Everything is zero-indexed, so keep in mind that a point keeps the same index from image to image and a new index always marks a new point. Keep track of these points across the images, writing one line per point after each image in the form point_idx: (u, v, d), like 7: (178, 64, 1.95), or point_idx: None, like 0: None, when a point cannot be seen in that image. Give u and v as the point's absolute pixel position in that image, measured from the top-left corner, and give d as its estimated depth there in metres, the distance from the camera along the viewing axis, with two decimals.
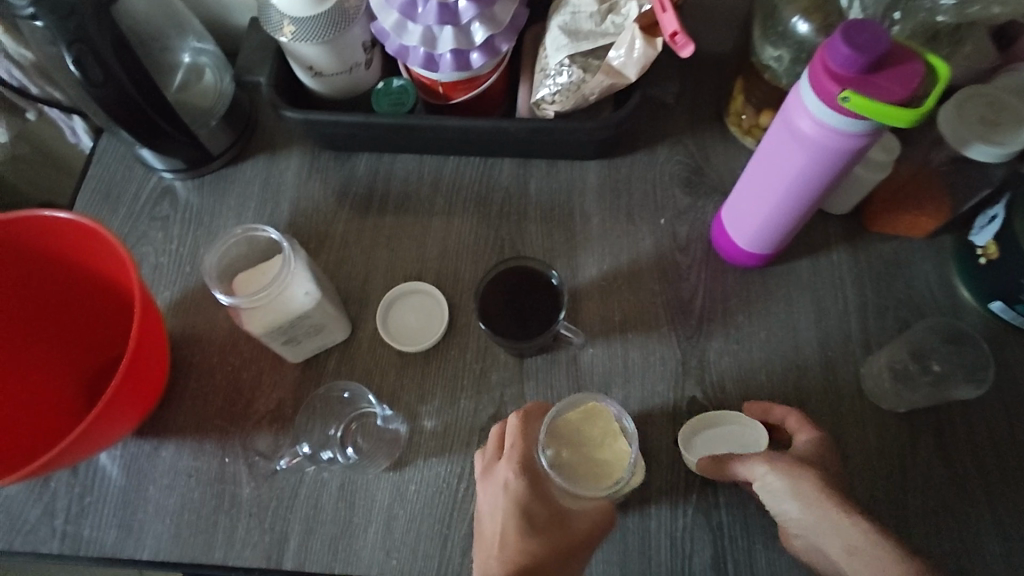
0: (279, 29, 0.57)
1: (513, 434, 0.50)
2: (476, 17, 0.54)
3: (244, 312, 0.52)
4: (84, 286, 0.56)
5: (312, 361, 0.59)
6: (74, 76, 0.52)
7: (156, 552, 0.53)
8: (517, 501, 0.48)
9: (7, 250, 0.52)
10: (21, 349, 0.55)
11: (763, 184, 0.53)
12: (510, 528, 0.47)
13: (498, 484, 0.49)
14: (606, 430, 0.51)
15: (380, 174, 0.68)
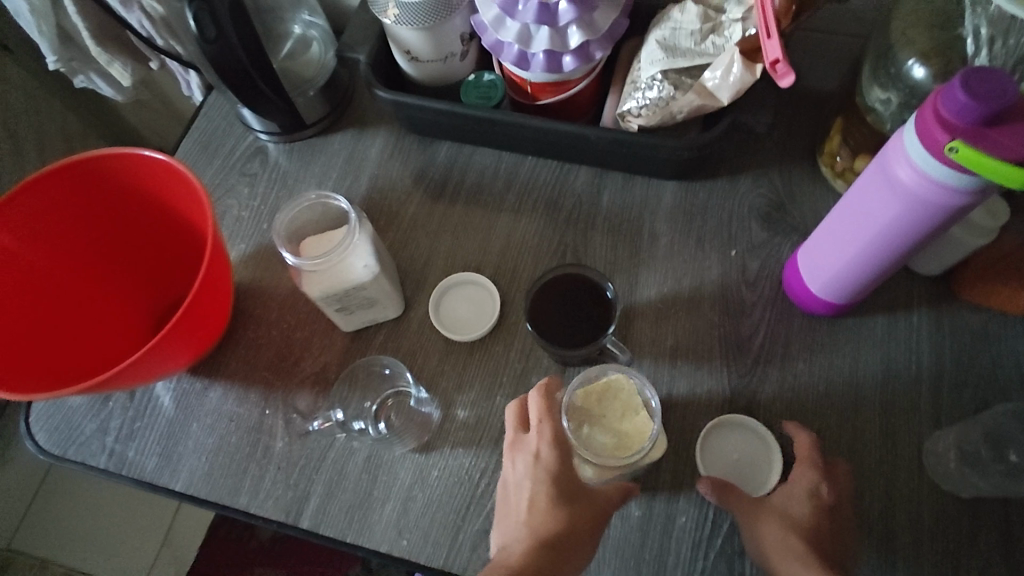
0: (384, 11, 0.59)
1: (542, 408, 0.48)
2: (574, 21, 0.54)
3: (304, 274, 0.54)
4: (166, 224, 0.60)
5: (361, 332, 0.60)
6: (192, 32, 0.55)
7: (189, 485, 0.56)
8: (547, 475, 0.46)
9: (103, 182, 0.56)
10: (104, 274, 0.60)
11: (841, 206, 0.50)
12: (540, 498, 0.46)
13: (527, 455, 0.48)
14: (627, 404, 0.50)
15: (457, 164, 0.69)
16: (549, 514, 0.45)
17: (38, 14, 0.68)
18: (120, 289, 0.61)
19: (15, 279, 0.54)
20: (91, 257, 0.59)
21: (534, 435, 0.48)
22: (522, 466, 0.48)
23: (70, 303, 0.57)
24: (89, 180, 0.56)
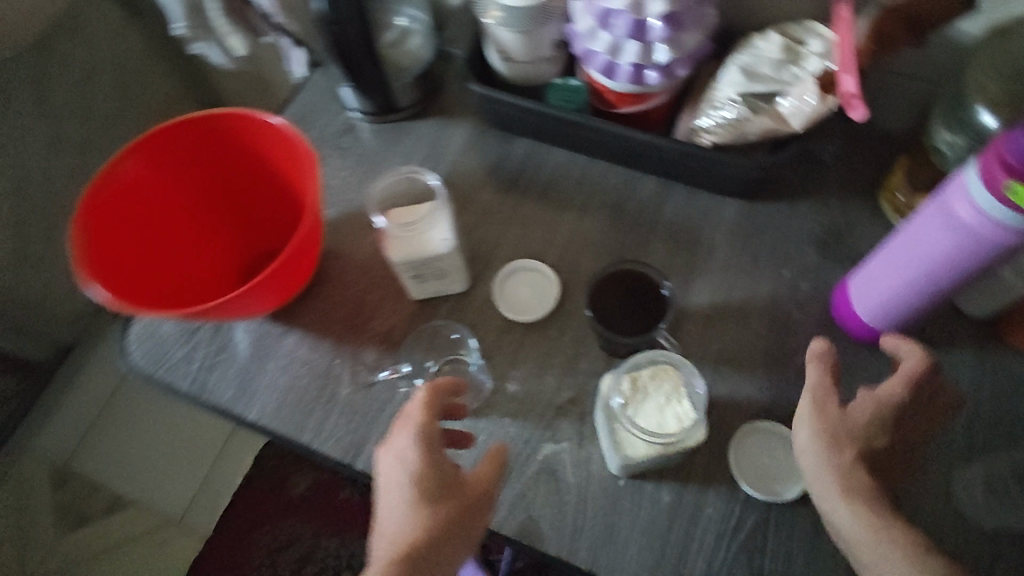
0: (487, 13, 0.65)
1: (416, 412, 0.50)
2: (664, 40, 0.58)
3: (390, 235, 0.58)
4: (270, 181, 0.65)
5: (429, 302, 0.66)
6: (319, 11, 0.62)
7: (260, 417, 0.61)
8: (420, 482, 0.48)
9: (221, 134, 0.61)
10: (209, 214, 0.66)
11: (900, 229, 0.52)
12: (407, 501, 0.48)
13: (398, 455, 0.50)
14: (672, 391, 0.52)
15: (532, 160, 0.74)
16: (415, 517, 0.48)
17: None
18: (214, 231, 0.67)
19: (133, 213, 0.59)
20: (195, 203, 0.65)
21: (404, 444, 0.49)
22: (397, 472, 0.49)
23: (172, 239, 0.63)
24: (209, 134, 0.60)
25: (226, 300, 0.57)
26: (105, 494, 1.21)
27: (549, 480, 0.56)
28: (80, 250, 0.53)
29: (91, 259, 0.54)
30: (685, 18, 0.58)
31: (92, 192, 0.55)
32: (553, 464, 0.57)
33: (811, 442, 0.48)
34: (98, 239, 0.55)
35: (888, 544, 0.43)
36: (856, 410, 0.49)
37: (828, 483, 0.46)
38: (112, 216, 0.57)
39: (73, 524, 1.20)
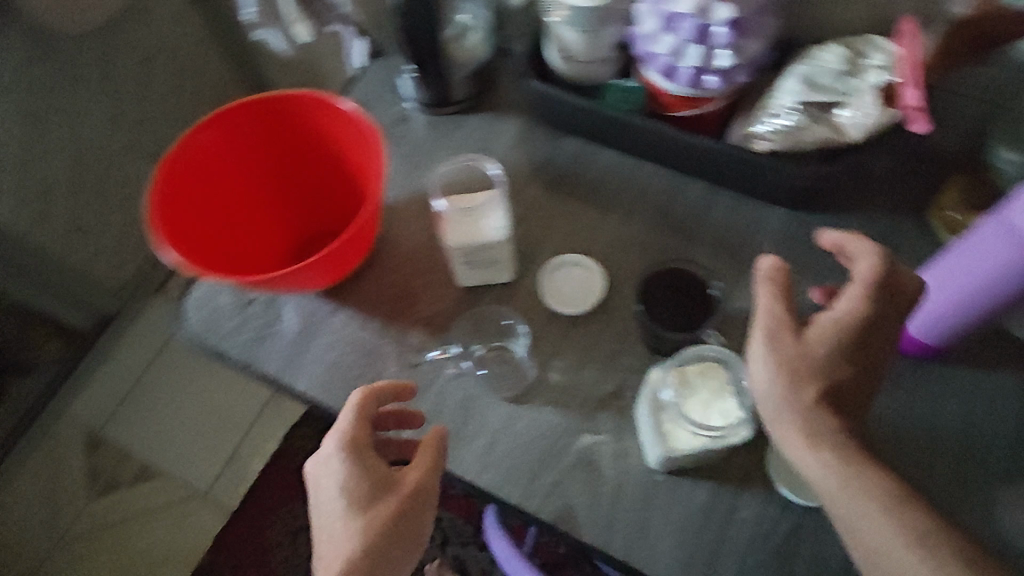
0: (553, 12, 0.66)
1: (345, 420, 0.53)
2: (727, 45, 0.59)
3: (448, 216, 0.60)
4: (334, 164, 0.66)
5: (475, 289, 0.67)
6: None
7: (308, 388, 0.63)
8: (351, 494, 0.51)
9: (293, 114, 0.62)
10: (270, 188, 0.68)
11: (958, 241, 0.51)
12: (339, 512, 0.50)
13: (327, 468, 0.52)
14: (720, 386, 0.53)
15: (582, 158, 0.75)
16: (347, 527, 0.50)
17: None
18: (272, 204, 0.69)
19: (207, 181, 0.61)
20: (264, 180, 0.67)
21: (331, 458, 0.52)
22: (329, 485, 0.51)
23: (234, 209, 0.65)
24: (282, 113, 0.62)
25: (285, 275, 0.59)
26: (134, 464, 1.24)
27: (586, 469, 0.57)
28: (155, 209, 0.56)
29: (163, 222, 0.56)
30: (749, 24, 0.59)
31: (173, 156, 0.57)
32: (591, 455, 0.58)
33: (771, 376, 0.49)
34: (173, 202, 0.58)
35: (856, 492, 0.45)
36: (813, 333, 0.50)
37: (785, 420, 0.48)
38: (188, 181, 0.59)
39: (100, 490, 1.22)
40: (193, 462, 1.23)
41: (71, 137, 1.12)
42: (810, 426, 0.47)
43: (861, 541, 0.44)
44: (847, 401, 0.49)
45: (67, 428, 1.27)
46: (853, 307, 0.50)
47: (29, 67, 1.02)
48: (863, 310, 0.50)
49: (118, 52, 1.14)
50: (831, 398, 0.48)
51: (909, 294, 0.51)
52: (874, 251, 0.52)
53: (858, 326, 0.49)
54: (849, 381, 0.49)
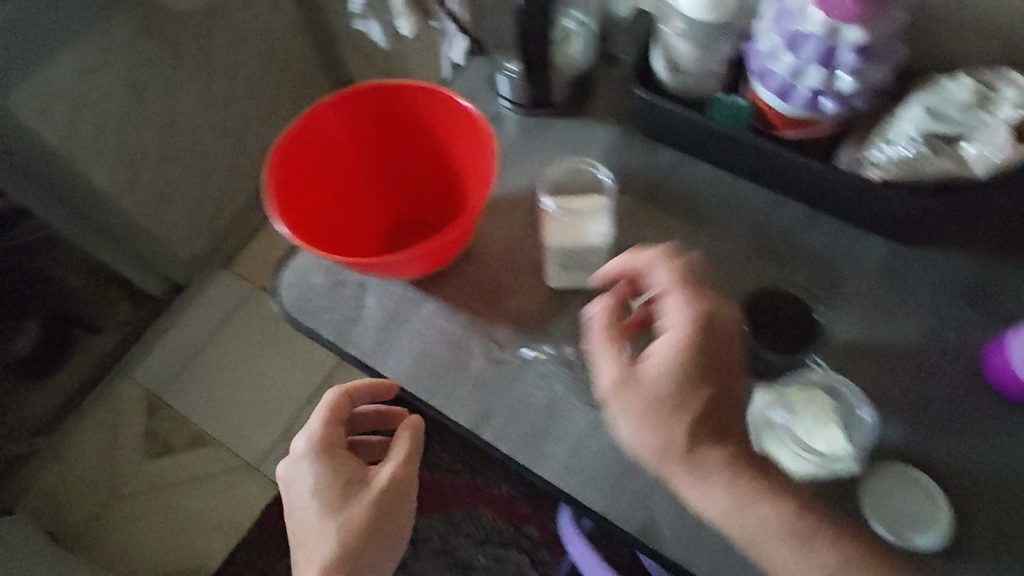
0: (670, 24, 0.67)
1: (314, 426, 0.63)
2: (852, 70, 0.58)
3: (552, 216, 0.61)
4: (438, 156, 0.68)
5: (564, 292, 0.67)
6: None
7: (395, 374, 0.64)
8: (326, 497, 0.60)
9: (407, 104, 0.63)
10: (372, 173, 0.69)
11: None
12: (316, 508, 0.60)
13: (300, 470, 0.61)
14: (822, 417, 0.56)
15: (677, 171, 0.75)
16: (324, 522, 0.60)
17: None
18: (372, 188, 0.70)
19: (322, 159, 0.63)
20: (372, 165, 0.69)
21: (304, 461, 0.61)
22: (304, 487, 0.61)
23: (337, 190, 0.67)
24: (397, 102, 0.63)
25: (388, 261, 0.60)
26: (190, 430, 1.27)
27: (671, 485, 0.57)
28: (273, 180, 0.57)
29: (278, 196, 0.58)
30: (878, 50, 0.57)
31: (293, 132, 0.59)
32: None
33: (633, 420, 0.54)
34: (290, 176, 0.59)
35: (759, 530, 0.52)
36: (650, 370, 0.54)
37: (669, 458, 0.53)
38: (303, 158, 0.61)
39: (156, 452, 1.25)
40: (245, 435, 1.26)
41: (169, 113, 1.15)
42: (689, 458, 0.53)
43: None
44: (714, 394, 0.54)
45: (130, 388, 1.31)
46: (669, 325, 0.55)
47: (145, 43, 1.05)
48: (686, 320, 0.54)
49: (218, 33, 1.17)
50: (700, 427, 0.54)
51: (699, 284, 0.56)
52: (661, 261, 0.57)
53: (684, 351, 0.53)
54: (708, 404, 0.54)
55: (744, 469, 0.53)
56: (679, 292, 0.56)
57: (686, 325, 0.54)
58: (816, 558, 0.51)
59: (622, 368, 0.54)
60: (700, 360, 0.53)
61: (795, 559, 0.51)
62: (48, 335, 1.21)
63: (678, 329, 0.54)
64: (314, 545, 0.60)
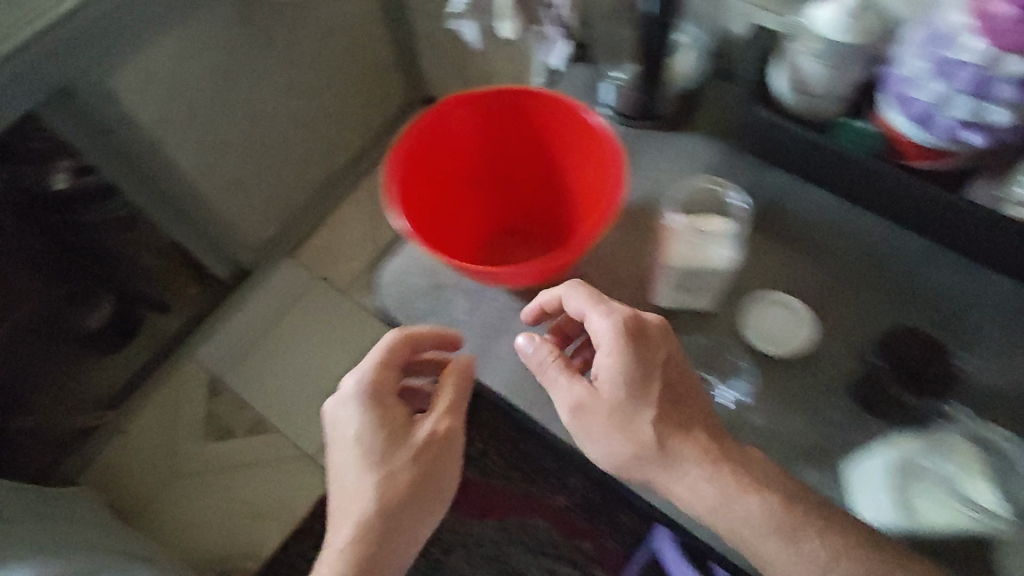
0: (802, 42, 0.64)
1: (366, 368, 0.64)
2: (1009, 102, 0.54)
3: (677, 233, 0.59)
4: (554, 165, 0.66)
5: (672, 312, 0.65)
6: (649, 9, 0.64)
7: (502, 386, 0.65)
8: (374, 443, 0.63)
9: (531, 111, 0.62)
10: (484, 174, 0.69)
11: None
12: (364, 450, 0.63)
13: (348, 411, 0.64)
14: (969, 466, 0.54)
15: (789, 193, 0.72)
16: (371, 464, 0.62)
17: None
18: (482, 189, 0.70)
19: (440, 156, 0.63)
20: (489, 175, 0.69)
21: (353, 403, 0.64)
22: (351, 429, 0.63)
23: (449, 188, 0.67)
24: (521, 108, 0.62)
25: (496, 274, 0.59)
26: (250, 416, 1.28)
27: None
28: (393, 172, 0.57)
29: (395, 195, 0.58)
30: None
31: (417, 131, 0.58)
32: None
33: (601, 432, 0.57)
34: (412, 167, 0.59)
35: (762, 528, 0.52)
36: (602, 384, 0.58)
37: (646, 462, 0.56)
38: (422, 157, 0.61)
39: (217, 435, 1.27)
40: (303, 425, 1.26)
41: (254, 103, 1.16)
42: (664, 455, 0.55)
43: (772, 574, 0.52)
44: (667, 388, 0.58)
45: (194, 370, 1.33)
46: (597, 338, 0.59)
47: (240, 34, 1.06)
48: (612, 331, 0.58)
49: (307, 26, 1.18)
50: (665, 426, 0.56)
51: (610, 298, 0.61)
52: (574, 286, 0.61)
53: (619, 365, 0.57)
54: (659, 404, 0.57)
55: (722, 457, 0.55)
56: (597, 308, 0.60)
57: (612, 335, 0.58)
58: (807, 550, 0.51)
59: (573, 393, 0.58)
60: (636, 362, 0.57)
61: (783, 552, 0.51)
62: (118, 314, 1.24)
63: (607, 341, 0.58)
64: (356, 491, 0.62)
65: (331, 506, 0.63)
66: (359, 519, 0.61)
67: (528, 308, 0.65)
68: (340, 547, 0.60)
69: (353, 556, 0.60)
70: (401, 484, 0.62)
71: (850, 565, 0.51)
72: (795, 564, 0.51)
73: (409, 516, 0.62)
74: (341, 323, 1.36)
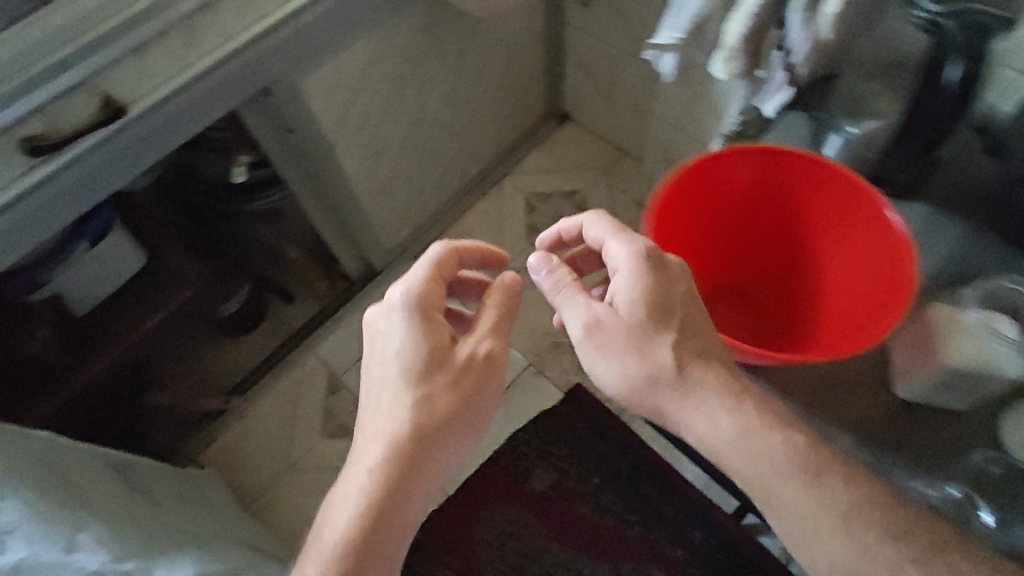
0: None
1: (416, 280, 0.70)
2: None
3: (970, 327, 0.56)
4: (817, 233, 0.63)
5: (919, 406, 0.59)
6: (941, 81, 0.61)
7: None
8: (414, 359, 0.67)
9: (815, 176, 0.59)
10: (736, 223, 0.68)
11: None
12: (407, 360, 0.67)
13: (392, 321, 0.69)
14: None
15: None
16: (413, 378, 0.67)
17: (745, 9, 0.73)
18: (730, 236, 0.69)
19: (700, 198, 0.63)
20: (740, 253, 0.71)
21: (396, 316, 0.68)
22: (391, 345, 0.68)
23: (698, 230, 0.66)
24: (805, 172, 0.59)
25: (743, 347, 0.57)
26: None
27: None
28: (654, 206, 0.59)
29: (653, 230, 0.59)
30: None
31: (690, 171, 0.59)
32: None
33: (617, 355, 0.59)
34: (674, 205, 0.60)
35: (796, 480, 0.53)
36: (616, 305, 0.60)
37: (660, 386, 0.58)
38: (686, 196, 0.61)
39: (331, 434, 1.27)
40: None
41: (415, 109, 1.15)
42: (683, 380, 0.57)
43: (786, 514, 0.54)
44: (687, 317, 0.59)
45: (313, 364, 1.32)
46: (615, 264, 0.61)
47: (420, 41, 1.05)
48: (633, 257, 0.60)
49: (478, 35, 1.16)
50: (693, 357, 0.58)
51: (630, 230, 0.64)
52: (595, 215, 0.66)
53: (644, 293, 0.58)
54: (677, 334, 0.58)
55: (742, 395, 0.56)
56: (613, 237, 0.63)
57: (630, 258, 0.60)
58: (830, 493, 0.53)
59: (586, 311, 0.60)
60: (655, 285, 0.59)
61: (803, 495, 0.53)
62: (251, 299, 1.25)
63: (624, 264, 0.60)
64: (392, 409, 0.66)
65: (366, 425, 0.67)
66: (393, 434, 0.65)
67: (547, 236, 0.73)
68: (374, 463, 0.64)
69: (388, 471, 0.64)
70: (437, 403, 0.66)
71: (872, 514, 0.52)
72: (813, 508, 0.53)
73: (443, 439, 0.66)
74: None
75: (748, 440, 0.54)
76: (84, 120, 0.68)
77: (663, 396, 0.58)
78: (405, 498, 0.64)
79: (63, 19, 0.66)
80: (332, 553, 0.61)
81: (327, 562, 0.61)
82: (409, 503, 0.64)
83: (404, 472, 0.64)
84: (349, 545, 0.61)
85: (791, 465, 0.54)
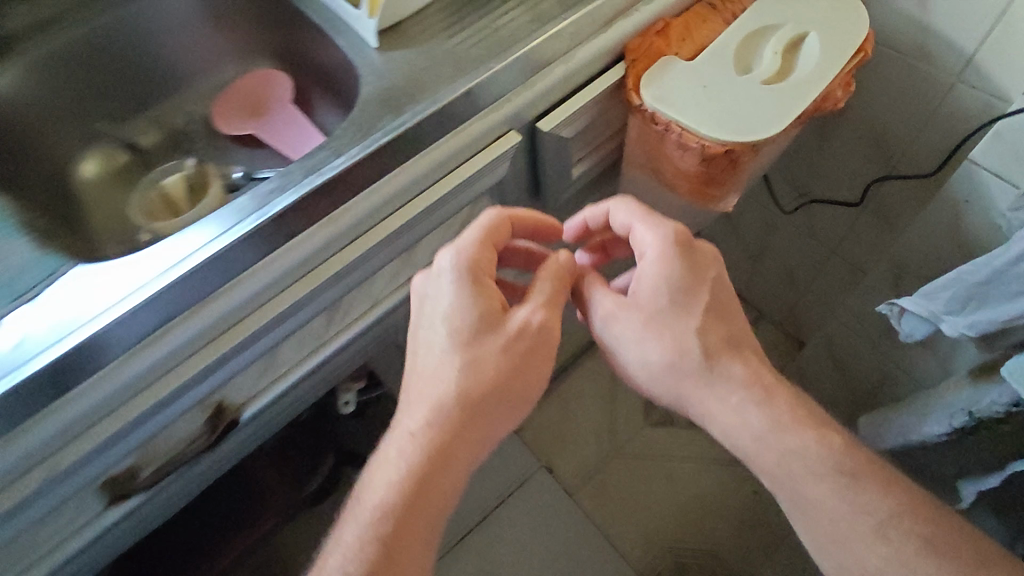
0: None
1: (466, 237, 0.53)
2: None
3: None
4: None
5: None
6: None
7: None
8: (464, 326, 0.51)
9: None
10: None
11: None
12: (455, 331, 0.51)
13: (440, 283, 0.52)
14: None
15: None
16: (463, 350, 0.51)
17: None
18: None
19: None
20: None
21: (445, 279, 0.52)
22: (436, 312, 0.52)
23: None
24: None
25: None
26: None
27: None
28: None
29: None
30: None
31: None
32: None
33: (641, 340, 0.55)
34: None
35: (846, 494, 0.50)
36: (638, 288, 0.55)
37: (686, 375, 0.54)
38: None
39: None
40: None
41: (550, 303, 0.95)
42: (709, 370, 0.53)
43: None
44: (713, 303, 0.55)
45: None
46: (642, 249, 0.56)
47: None
48: (661, 242, 0.55)
49: None
50: (730, 341, 0.55)
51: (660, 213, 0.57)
52: (623, 197, 0.59)
53: (668, 282, 0.54)
54: (700, 326, 0.54)
55: (772, 388, 0.54)
56: (640, 221, 0.56)
57: (660, 244, 0.55)
58: (866, 499, 0.50)
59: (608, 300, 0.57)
60: (683, 273, 0.54)
61: (836, 497, 0.50)
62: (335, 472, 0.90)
63: (653, 249, 0.55)
64: (439, 373, 0.51)
65: (408, 388, 0.52)
66: (441, 399, 0.50)
67: (573, 223, 0.63)
68: (417, 430, 0.50)
69: (437, 435, 0.49)
70: (490, 369, 0.51)
71: (911, 526, 0.49)
72: (849, 512, 0.49)
73: (504, 409, 0.52)
74: (558, 533, 1.13)
75: (783, 435, 0.52)
76: (188, 441, 0.54)
77: (703, 391, 0.54)
78: (447, 473, 0.49)
79: (196, 329, 0.47)
80: (371, 514, 0.47)
81: (369, 522, 0.47)
82: (448, 478, 0.49)
83: (449, 445, 0.49)
84: (395, 512, 0.47)
85: (833, 479, 0.50)
